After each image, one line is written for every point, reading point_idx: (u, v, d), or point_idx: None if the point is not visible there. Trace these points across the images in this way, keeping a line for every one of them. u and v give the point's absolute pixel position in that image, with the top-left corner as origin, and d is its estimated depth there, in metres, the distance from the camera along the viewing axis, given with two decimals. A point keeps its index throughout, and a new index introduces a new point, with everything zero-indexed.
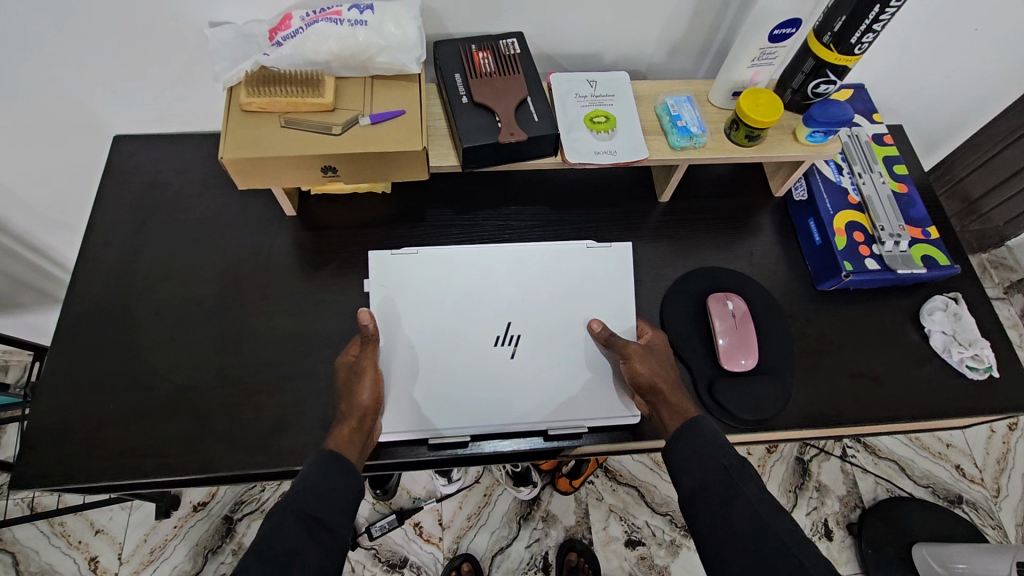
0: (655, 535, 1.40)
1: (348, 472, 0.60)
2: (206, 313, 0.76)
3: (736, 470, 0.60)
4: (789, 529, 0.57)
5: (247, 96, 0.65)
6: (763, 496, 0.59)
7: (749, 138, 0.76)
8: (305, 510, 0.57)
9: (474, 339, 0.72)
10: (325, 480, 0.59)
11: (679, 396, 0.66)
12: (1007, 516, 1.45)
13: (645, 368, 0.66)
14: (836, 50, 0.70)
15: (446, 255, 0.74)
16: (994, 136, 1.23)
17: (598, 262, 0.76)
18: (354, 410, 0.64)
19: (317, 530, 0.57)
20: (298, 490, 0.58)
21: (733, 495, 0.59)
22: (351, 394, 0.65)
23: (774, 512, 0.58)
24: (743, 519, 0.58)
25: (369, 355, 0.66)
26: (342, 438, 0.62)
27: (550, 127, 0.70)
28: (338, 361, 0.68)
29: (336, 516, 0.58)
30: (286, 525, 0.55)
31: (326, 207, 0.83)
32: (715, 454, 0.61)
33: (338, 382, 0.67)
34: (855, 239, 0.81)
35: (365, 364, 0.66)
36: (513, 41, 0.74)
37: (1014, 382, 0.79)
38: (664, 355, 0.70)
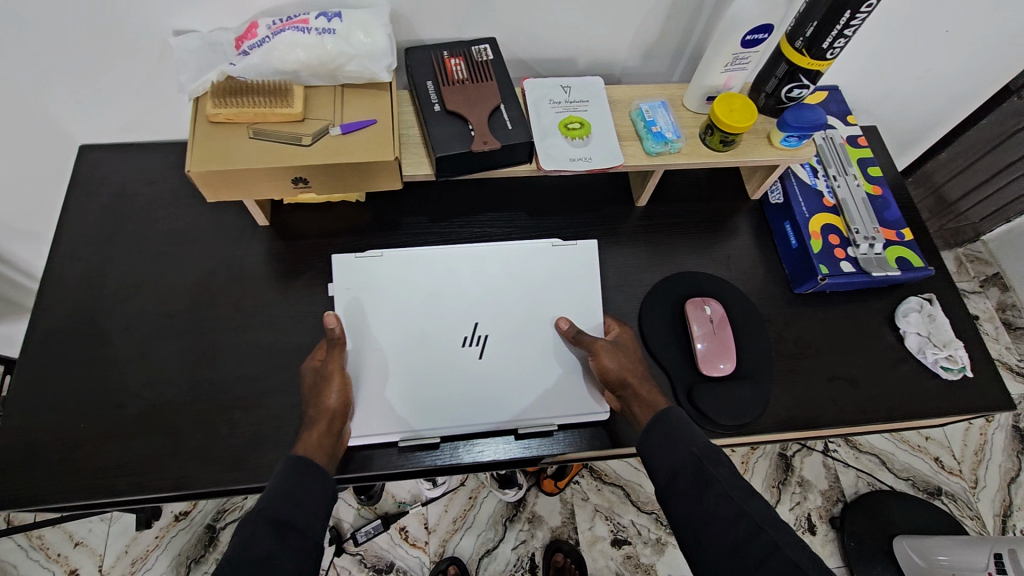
0: (641, 534, 1.41)
1: (322, 475, 0.59)
2: (178, 324, 0.74)
3: (706, 455, 0.59)
4: (762, 512, 0.56)
5: (214, 107, 0.64)
6: (734, 480, 0.58)
7: (723, 143, 0.76)
8: (276, 515, 0.55)
9: (444, 341, 0.70)
10: (299, 483, 0.58)
11: (648, 388, 0.66)
12: (985, 507, 1.48)
13: (612, 362, 0.67)
14: (808, 55, 0.70)
15: (412, 258, 0.72)
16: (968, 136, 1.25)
17: (571, 262, 0.75)
18: (322, 414, 0.63)
19: (293, 537, 0.55)
20: (267, 499, 0.56)
21: (707, 482, 0.58)
22: (318, 398, 0.64)
23: (752, 500, 0.57)
24: (720, 507, 0.56)
25: (336, 359, 0.66)
26: (311, 442, 0.61)
27: (523, 135, 0.70)
28: (304, 366, 0.68)
29: (310, 520, 0.57)
30: (258, 532, 0.53)
31: (300, 216, 0.82)
32: (684, 438, 0.61)
33: (305, 386, 0.67)
34: (830, 242, 0.81)
35: (333, 368, 0.65)
36: (485, 47, 0.74)
37: (986, 381, 0.80)
38: (634, 351, 0.70)
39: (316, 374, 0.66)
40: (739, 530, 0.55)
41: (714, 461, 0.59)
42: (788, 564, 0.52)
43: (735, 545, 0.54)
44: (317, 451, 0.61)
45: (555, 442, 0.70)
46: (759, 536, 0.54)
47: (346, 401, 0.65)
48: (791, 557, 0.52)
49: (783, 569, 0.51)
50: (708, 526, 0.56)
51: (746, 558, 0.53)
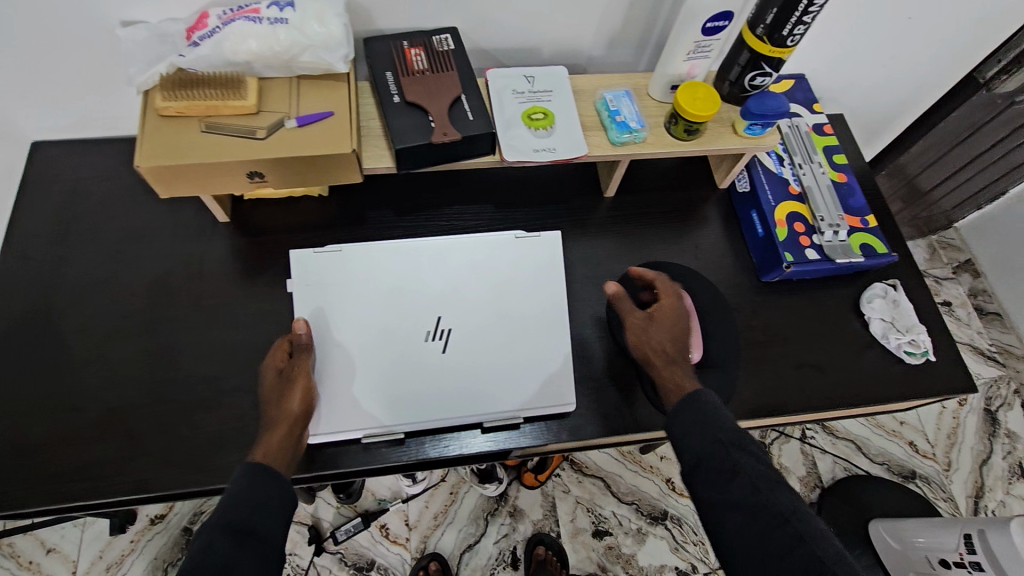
0: (622, 524, 1.42)
1: (280, 480, 0.58)
2: (138, 324, 0.73)
3: (730, 441, 0.59)
4: (788, 502, 0.55)
5: (163, 100, 0.62)
6: (760, 468, 0.57)
7: (688, 132, 0.76)
8: (234, 523, 0.53)
9: (408, 335, 0.69)
10: (257, 489, 0.56)
11: (671, 369, 0.67)
12: (957, 489, 1.50)
13: (641, 339, 0.70)
14: (770, 42, 0.70)
15: (371, 253, 0.71)
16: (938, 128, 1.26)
17: (534, 254, 0.74)
18: (283, 419, 0.62)
19: (253, 544, 0.53)
20: (225, 505, 0.54)
21: (734, 468, 0.57)
22: (281, 402, 0.62)
23: (772, 485, 0.56)
24: (748, 497, 0.56)
25: (303, 361, 0.65)
26: (271, 446, 0.60)
27: (484, 126, 0.69)
28: (265, 365, 0.66)
29: (269, 526, 0.55)
30: (215, 542, 0.51)
31: (262, 211, 0.80)
32: (708, 425, 0.60)
33: (264, 386, 0.65)
34: (795, 230, 0.81)
35: (298, 371, 0.64)
36: (447, 36, 0.73)
37: (950, 365, 0.81)
38: (673, 325, 0.70)
39: (280, 378, 0.64)
40: (758, 523, 0.54)
41: (739, 448, 0.58)
42: (813, 559, 0.51)
43: (760, 534, 0.54)
44: (277, 454, 0.59)
45: (520, 434, 0.70)
46: (784, 528, 0.54)
47: (309, 405, 0.64)
48: (815, 551, 0.52)
49: (806, 562, 0.51)
50: (733, 517, 0.56)
51: (770, 550, 0.53)
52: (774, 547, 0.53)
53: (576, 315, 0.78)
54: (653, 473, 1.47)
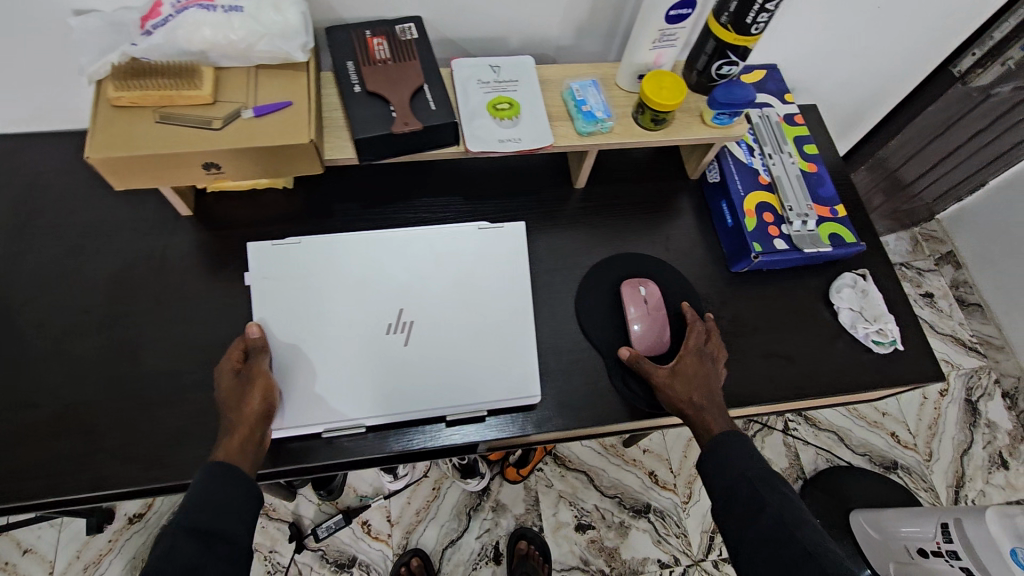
0: (604, 518, 1.41)
1: (243, 480, 0.57)
2: (99, 320, 0.71)
3: (759, 478, 0.64)
4: (811, 536, 0.60)
5: (115, 90, 0.61)
6: (786, 504, 0.62)
7: (654, 122, 0.75)
8: (197, 525, 0.53)
9: (370, 327, 0.68)
10: (218, 491, 0.55)
11: (703, 416, 0.69)
12: (938, 478, 1.51)
13: (672, 394, 0.70)
14: (734, 31, 0.70)
15: (330, 245, 0.71)
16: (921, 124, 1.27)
17: (497, 245, 0.74)
18: (244, 419, 0.60)
19: (219, 545, 0.53)
20: (186, 507, 0.54)
21: (761, 503, 0.63)
22: (240, 403, 0.61)
23: (797, 517, 0.61)
24: (775, 529, 0.61)
25: (260, 361, 0.64)
26: (232, 447, 0.59)
27: (447, 116, 0.68)
28: (220, 369, 0.64)
29: (235, 527, 0.55)
30: (178, 544, 0.51)
31: (226, 204, 0.79)
32: (742, 461, 0.66)
33: (220, 388, 0.63)
34: (764, 220, 0.81)
35: (256, 373, 0.63)
36: (410, 25, 0.72)
37: (918, 354, 0.82)
38: (698, 374, 0.71)
39: (239, 380, 0.63)
40: (785, 554, 0.59)
41: (768, 484, 0.64)
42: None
43: (786, 565, 0.58)
44: (240, 457, 0.59)
45: (484, 426, 0.69)
46: (810, 560, 0.58)
47: (269, 405, 0.62)
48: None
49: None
50: (762, 546, 0.60)
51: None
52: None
53: (545, 306, 0.78)
54: (635, 466, 1.47)
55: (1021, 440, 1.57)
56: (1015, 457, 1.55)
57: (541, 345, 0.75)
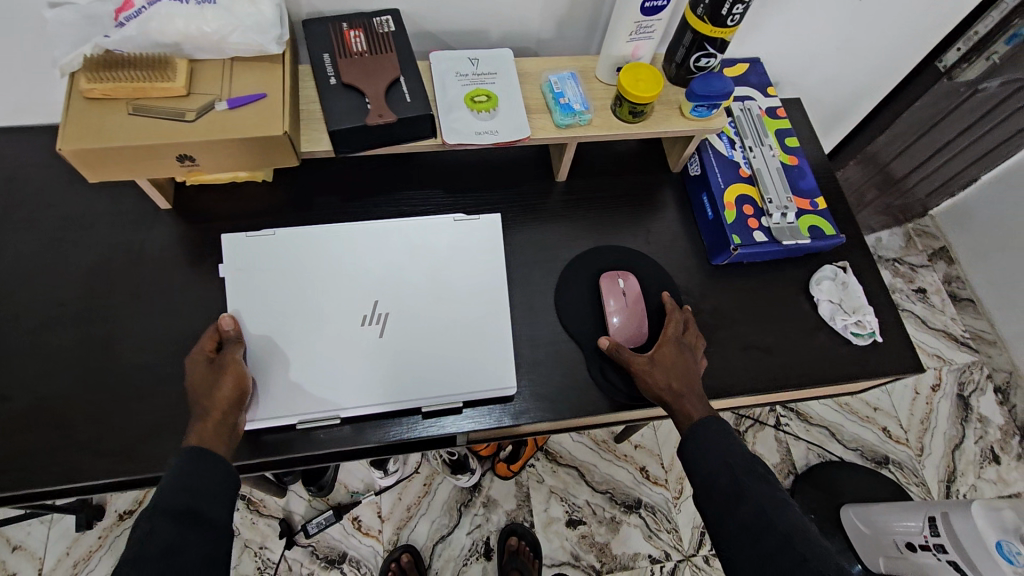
0: (595, 513, 1.41)
1: (219, 461, 0.57)
2: (77, 312, 0.71)
3: (740, 465, 0.64)
4: (792, 522, 0.60)
5: (87, 82, 0.61)
6: (766, 492, 0.62)
7: (633, 114, 0.75)
8: (176, 507, 0.53)
9: (344, 320, 0.69)
10: (196, 474, 0.56)
11: (683, 404, 0.69)
12: (930, 473, 1.49)
13: (652, 383, 0.70)
14: (711, 23, 0.70)
15: (305, 237, 0.72)
16: (912, 120, 1.27)
17: (472, 237, 0.74)
18: (215, 404, 0.60)
19: (198, 525, 0.54)
20: (162, 491, 0.54)
21: (743, 494, 0.63)
22: (211, 390, 0.61)
23: (780, 508, 0.61)
24: (756, 518, 0.61)
25: (233, 350, 0.64)
26: (206, 433, 0.59)
27: (422, 108, 0.68)
28: (192, 359, 0.64)
29: (214, 508, 0.55)
30: (157, 526, 0.51)
31: (205, 197, 0.79)
32: (721, 451, 0.66)
33: (192, 378, 0.63)
34: (744, 212, 0.81)
35: (229, 362, 0.63)
36: (387, 18, 0.71)
37: (896, 346, 0.82)
38: (677, 364, 0.71)
39: (212, 368, 0.63)
40: (765, 543, 0.59)
41: (748, 473, 0.64)
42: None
43: (766, 554, 0.58)
44: (215, 441, 0.59)
45: (461, 417, 0.70)
46: (790, 548, 0.58)
47: (241, 391, 0.62)
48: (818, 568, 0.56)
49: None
50: (744, 536, 0.60)
51: (774, 568, 0.57)
52: (783, 560, 0.57)
53: (524, 299, 0.78)
54: (626, 461, 1.47)
55: (1014, 435, 1.56)
56: (1007, 452, 1.54)
57: (520, 337, 0.75)
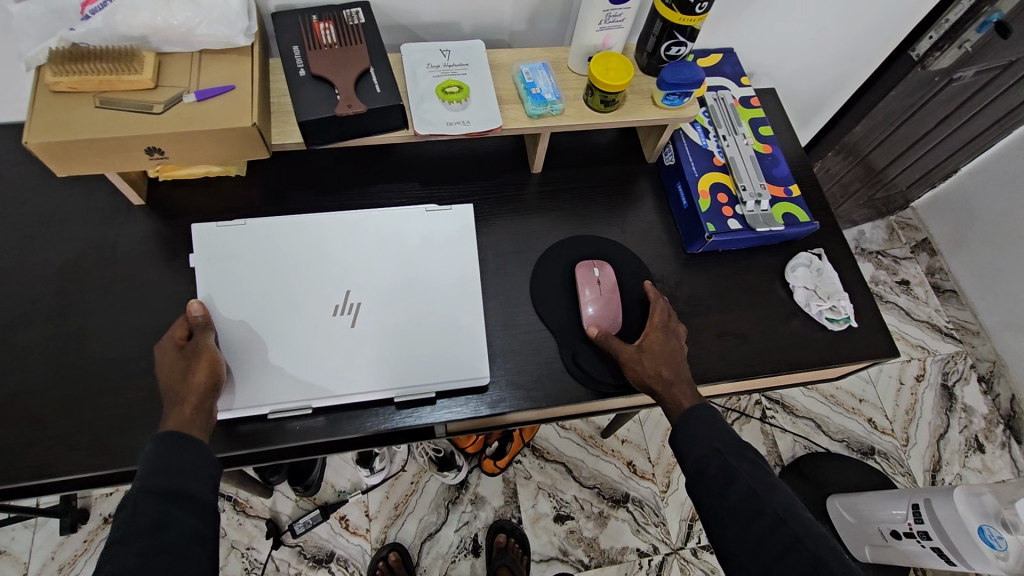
0: (583, 508, 1.40)
1: (196, 442, 0.57)
2: (48, 309, 0.71)
3: (729, 449, 0.65)
4: (781, 501, 0.61)
5: (53, 75, 0.61)
6: (756, 474, 0.63)
7: (604, 103, 0.75)
8: (159, 487, 0.53)
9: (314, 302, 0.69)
10: (175, 454, 0.55)
11: (672, 394, 0.68)
12: (915, 463, 1.50)
13: (642, 371, 0.69)
14: (679, 10, 0.70)
15: (275, 227, 0.72)
16: (890, 114, 1.28)
17: (443, 227, 0.75)
18: (189, 391, 0.60)
19: (184, 503, 0.53)
20: (144, 473, 0.54)
21: (732, 475, 0.63)
22: (184, 377, 0.60)
23: (769, 491, 0.62)
24: (746, 500, 0.62)
25: (205, 336, 0.64)
26: (183, 417, 0.58)
27: (392, 99, 0.68)
28: (162, 346, 0.64)
29: (197, 484, 0.55)
30: (141, 508, 0.51)
31: (180, 192, 0.79)
32: (708, 433, 0.66)
33: (164, 365, 0.62)
34: (718, 201, 0.82)
35: (201, 347, 0.63)
36: (358, 10, 0.71)
37: (870, 331, 0.83)
38: (665, 350, 0.71)
39: (185, 353, 0.62)
40: (758, 524, 0.60)
41: (738, 455, 0.65)
42: (810, 555, 0.58)
43: (759, 535, 0.60)
44: (190, 424, 0.58)
45: (437, 407, 0.70)
46: (783, 527, 0.60)
47: (214, 371, 0.62)
48: (811, 548, 0.58)
49: (806, 558, 0.58)
50: (734, 517, 0.61)
51: (769, 547, 0.59)
52: (774, 540, 0.59)
53: (499, 290, 0.78)
54: (614, 456, 1.46)
55: (996, 424, 1.57)
56: (991, 441, 1.55)
57: (495, 327, 0.76)
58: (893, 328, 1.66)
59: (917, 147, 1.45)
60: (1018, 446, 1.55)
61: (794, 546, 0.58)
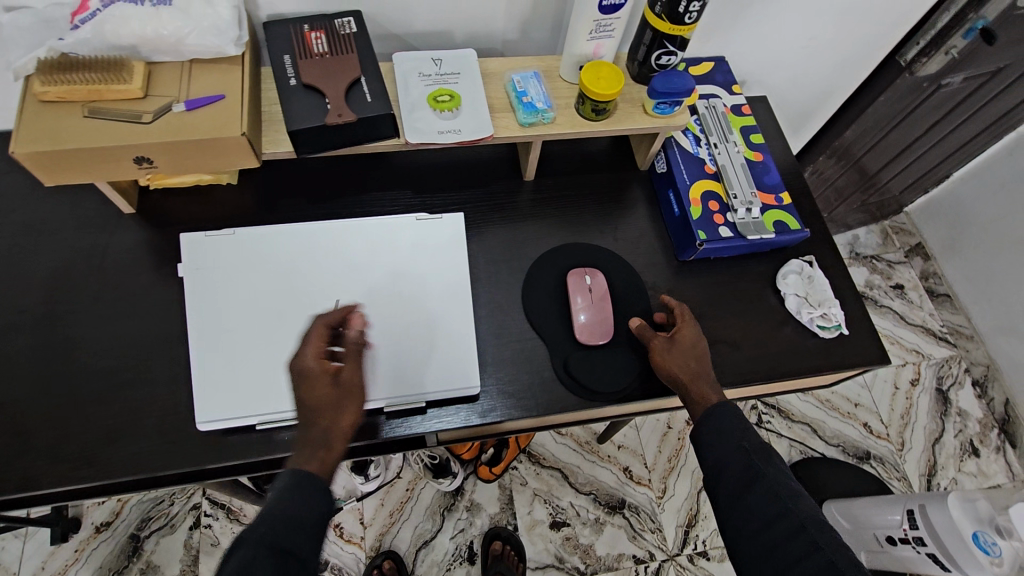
0: (579, 515, 1.40)
1: (319, 497, 0.55)
2: (36, 318, 0.71)
3: (756, 451, 0.65)
4: (810, 513, 0.59)
5: (41, 85, 0.60)
6: (781, 479, 0.63)
7: (596, 112, 0.76)
8: (278, 540, 0.50)
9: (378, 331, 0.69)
10: (295, 507, 0.53)
11: (697, 386, 0.70)
12: (911, 467, 1.50)
13: (672, 362, 0.71)
14: (668, 20, 0.71)
15: (264, 237, 0.72)
16: (881, 119, 1.29)
17: (434, 236, 0.75)
18: (335, 431, 0.59)
19: (293, 566, 0.50)
20: (265, 519, 0.51)
21: (758, 477, 0.63)
22: (335, 413, 0.59)
23: (798, 500, 0.61)
24: (764, 503, 0.61)
25: (355, 366, 0.62)
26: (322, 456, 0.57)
27: (382, 108, 0.68)
28: (311, 352, 0.60)
29: (309, 547, 0.52)
30: (258, 559, 0.48)
31: (170, 200, 0.78)
32: (736, 432, 0.66)
33: (313, 378, 0.59)
34: (709, 209, 0.82)
35: (353, 383, 0.61)
36: (349, 19, 0.71)
37: (863, 337, 0.83)
38: (694, 344, 0.73)
39: (340, 387, 0.60)
40: (770, 529, 0.59)
41: (765, 459, 0.64)
42: (827, 564, 0.55)
43: (772, 540, 0.58)
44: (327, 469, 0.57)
45: (427, 417, 0.69)
46: (801, 535, 0.58)
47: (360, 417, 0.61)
48: (831, 556, 0.56)
49: (821, 567, 0.55)
50: (750, 517, 0.61)
51: (784, 553, 0.57)
52: (789, 548, 0.57)
53: (490, 299, 0.78)
54: (609, 462, 1.46)
55: (991, 428, 1.57)
56: (986, 445, 1.55)
57: (487, 335, 0.75)
58: (888, 333, 1.66)
59: (910, 152, 1.46)
60: (1013, 451, 1.55)
61: (814, 556, 0.56)
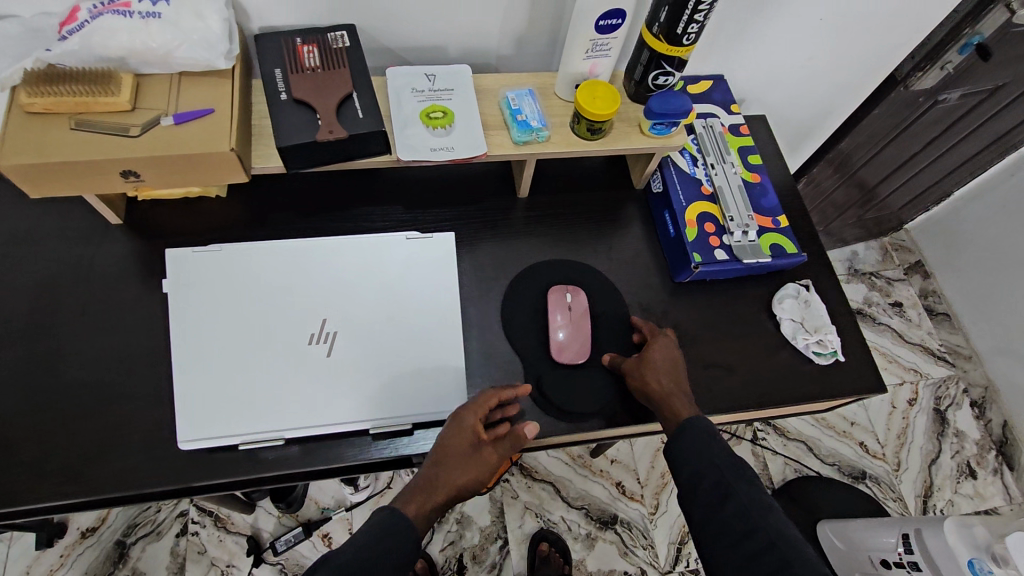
0: (571, 529, 1.38)
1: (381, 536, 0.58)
2: (18, 330, 0.70)
3: (728, 467, 0.64)
4: (776, 527, 0.60)
5: (27, 96, 0.59)
6: (753, 493, 0.63)
7: (591, 132, 0.75)
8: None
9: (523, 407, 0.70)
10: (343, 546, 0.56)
11: (671, 402, 0.69)
12: (907, 488, 1.48)
13: (645, 381, 0.70)
14: (666, 41, 0.70)
15: (250, 253, 0.71)
16: (875, 135, 1.27)
17: (426, 253, 0.74)
18: (446, 484, 0.63)
19: None
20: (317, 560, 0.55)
21: (729, 492, 0.63)
22: (455, 470, 0.63)
23: (764, 513, 0.61)
24: (735, 522, 0.61)
25: (497, 449, 0.65)
26: (425, 498, 0.62)
27: (373, 125, 0.67)
28: (474, 412, 0.65)
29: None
30: None
31: (159, 212, 0.77)
32: (704, 450, 0.65)
33: (462, 432, 0.64)
34: (706, 230, 0.81)
35: (487, 460, 0.64)
36: (342, 33, 0.71)
37: (858, 364, 0.82)
38: (665, 360, 0.72)
39: (477, 456, 0.64)
40: (745, 546, 0.60)
41: (735, 472, 0.64)
42: None
43: (749, 554, 0.59)
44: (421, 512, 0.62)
45: (413, 439, 0.68)
46: (773, 551, 0.59)
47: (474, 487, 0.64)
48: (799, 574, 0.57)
49: None
50: (722, 536, 0.62)
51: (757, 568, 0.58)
52: (760, 564, 0.58)
53: (481, 318, 0.77)
54: (602, 477, 1.45)
55: (989, 449, 1.55)
56: (983, 467, 1.53)
57: (476, 356, 0.74)
58: (886, 351, 1.65)
59: (907, 167, 1.44)
60: (1011, 473, 1.53)
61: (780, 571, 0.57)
